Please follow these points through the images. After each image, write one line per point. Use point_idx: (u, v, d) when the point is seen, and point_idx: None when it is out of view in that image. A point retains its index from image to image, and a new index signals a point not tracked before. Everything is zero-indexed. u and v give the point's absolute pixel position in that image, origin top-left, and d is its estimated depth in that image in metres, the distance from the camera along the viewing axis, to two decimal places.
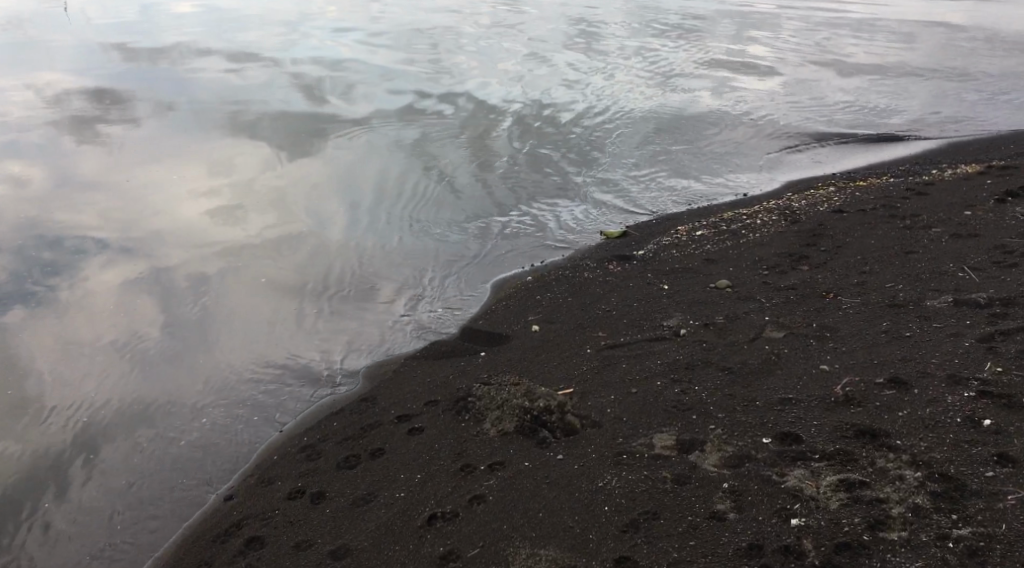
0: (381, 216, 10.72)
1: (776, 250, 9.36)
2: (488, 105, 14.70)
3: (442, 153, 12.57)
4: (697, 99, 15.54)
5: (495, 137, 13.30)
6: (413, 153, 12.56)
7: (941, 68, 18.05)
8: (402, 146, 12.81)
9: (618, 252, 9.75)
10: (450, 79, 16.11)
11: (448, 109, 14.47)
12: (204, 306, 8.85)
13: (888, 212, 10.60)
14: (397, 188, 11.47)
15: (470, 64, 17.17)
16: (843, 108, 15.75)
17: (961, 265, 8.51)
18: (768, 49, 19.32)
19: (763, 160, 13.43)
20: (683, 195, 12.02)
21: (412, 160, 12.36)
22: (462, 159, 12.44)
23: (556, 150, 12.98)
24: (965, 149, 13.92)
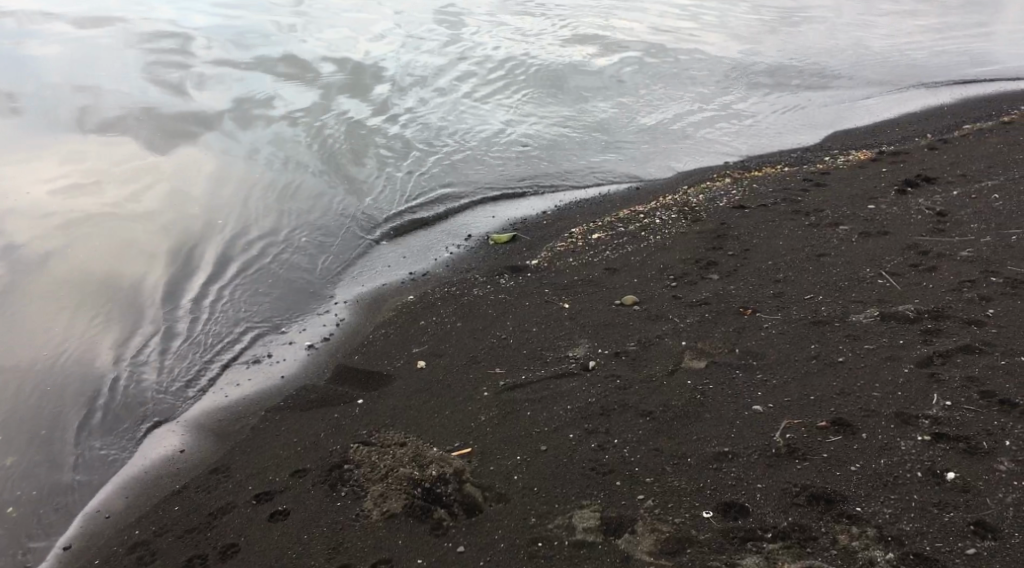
0: (240, 229, 9.43)
1: (681, 255, 8.56)
2: (356, 94, 13.42)
3: (307, 157, 11.29)
4: (579, 82, 14.66)
5: (367, 132, 12.07)
6: (276, 156, 11.26)
7: (820, 45, 17.75)
8: (265, 147, 11.51)
9: (509, 261, 8.77)
10: (315, 63, 14.67)
11: (312, 100, 13.12)
12: (38, 338, 7.64)
13: (790, 206, 9.98)
14: (259, 198, 10.17)
15: (334, 43, 15.73)
16: (729, 87, 15.15)
17: (877, 269, 7.91)
18: (650, 22, 18.58)
19: (654, 146, 12.68)
20: (574, 191, 11.16)
21: (274, 163, 11.06)
22: (330, 161, 11.21)
23: (435, 147, 11.89)
24: (854, 135, 13.58)
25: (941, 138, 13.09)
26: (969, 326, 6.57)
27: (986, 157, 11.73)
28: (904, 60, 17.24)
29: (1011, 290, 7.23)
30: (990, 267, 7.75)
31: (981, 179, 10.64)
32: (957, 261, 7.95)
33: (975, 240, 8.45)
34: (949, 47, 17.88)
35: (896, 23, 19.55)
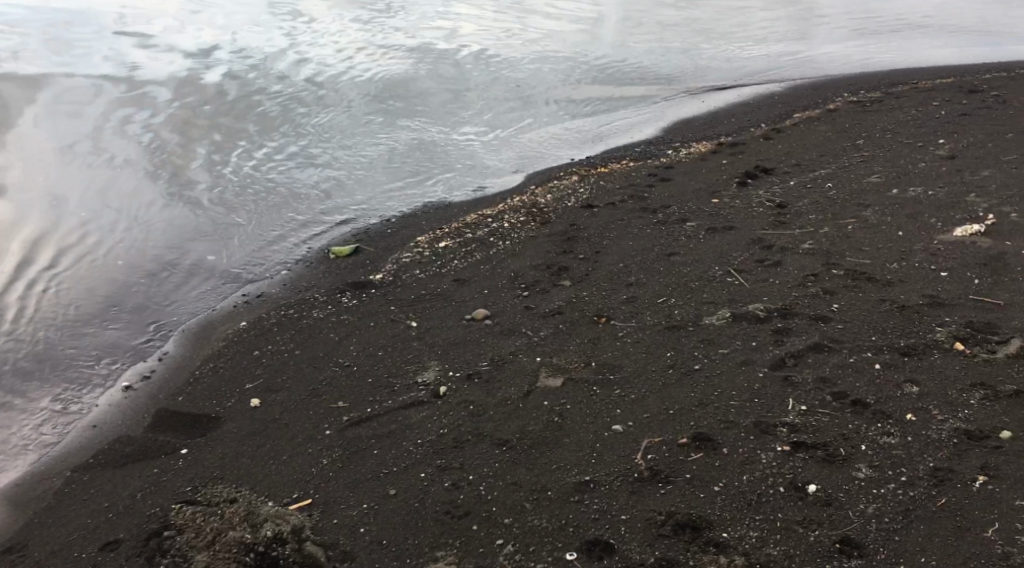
0: (41, 274, 8.54)
1: (531, 262, 8.30)
2: (179, 105, 12.55)
3: (127, 182, 10.45)
4: (420, 81, 14.23)
5: (194, 148, 11.29)
6: (90, 183, 10.41)
7: (658, 39, 17.99)
8: (79, 174, 10.64)
9: (351, 277, 8.26)
10: (135, 71, 13.64)
11: (133, 115, 12.20)
12: None
13: (637, 204, 9.89)
14: (72, 232, 9.34)
15: (155, 48, 14.68)
16: (571, 83, 15.09)
17: (726, 266, 7.87)
18: (490, 18, 18.34)
19: (498, 146, 12.39)
20: (417, 195, 10.70)
21: (88, 191, 10.20)
22: (152, 185, 10.41)
23: (268, 158, 11.20)
24: (694, 127, 13.71)
25: (775, 127, 13.37)
26: (817, 322, 6.55)
27: (819, 146, 12.02)
28: (737, 53, 17.67)
29: (852, 282, 7.29)
30: (831, 260, 7.82)
31: (817, 168, 10.87)
32: (800, 254, 8.00)
33: (815, 232, 8.55)
34: (778, 41, 18.48)
35: (728, 16, 20.06)
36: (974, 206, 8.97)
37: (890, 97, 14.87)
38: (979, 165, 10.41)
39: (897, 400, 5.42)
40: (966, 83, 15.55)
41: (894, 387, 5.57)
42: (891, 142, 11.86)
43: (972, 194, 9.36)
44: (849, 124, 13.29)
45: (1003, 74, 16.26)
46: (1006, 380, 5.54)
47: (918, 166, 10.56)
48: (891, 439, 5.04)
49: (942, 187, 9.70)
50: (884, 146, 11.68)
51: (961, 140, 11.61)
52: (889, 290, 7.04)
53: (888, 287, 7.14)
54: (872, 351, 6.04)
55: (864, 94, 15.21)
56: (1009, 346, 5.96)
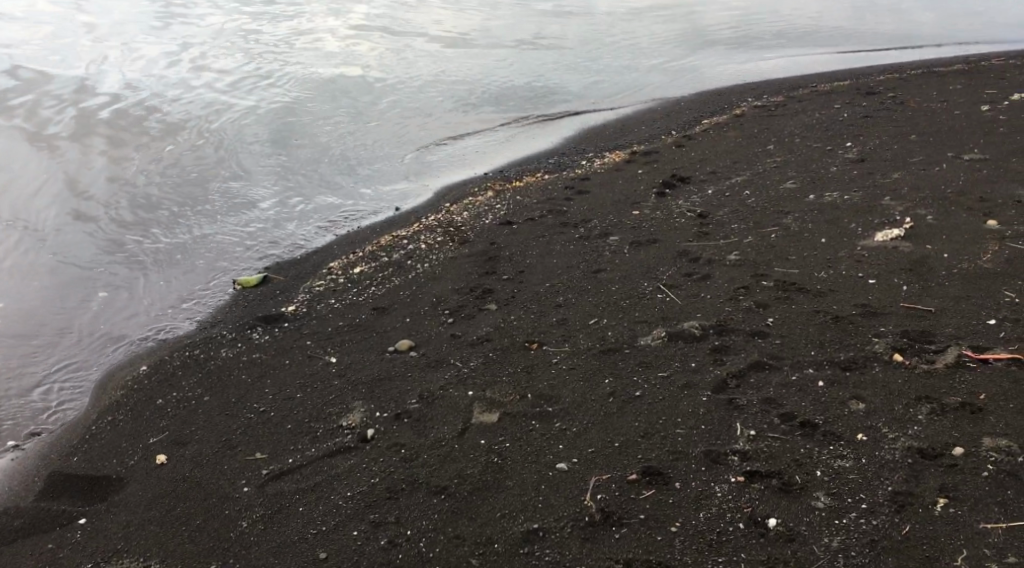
0: None
1: (454, 286, 7.99)
2: (64, 142, 11.83)
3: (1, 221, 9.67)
4: (325, 105, 13.79)
5: (81, 182, 10.59)
6: None
7: (563, 50, 17.89)
8: None
9: (261, 311, 7.76)
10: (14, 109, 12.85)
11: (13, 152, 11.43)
12: None
13: (557, 218, 9.64)
14: None
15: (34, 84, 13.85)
16: (480, 99, 14.83)
17: (655, 282, 7.66)
18: (389, 38, 17.96)
19: (409, 167, 12.03)
20: (327, 219, 10.23)
21: None
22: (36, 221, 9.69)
23: (160, 185, 10.56)
24: (606, 136, 13.57)
25: (685, 134, 13.33)
26: (754, 339, 6.38)
27: (731, 152, 12.00)
28: (642, 61, 17.70)
29: (784, 294, 7.15)
30: (759, 271, 7.69)
31: (732, 175, 10.80)
32: (728, 267, 7.84)
33: (739, 242, 8.42)
34: (681, 49, 18.61)
35: (630, 27, 20.13)
36: (891, 209, 8.97)
37: (793, 101, 15.06)
38: (889, 167, 10.48)
39: (845, 420, 5.25)
40: (864, 86, 15.85)
41: (840, 405, 5.40)
42: (801, 146, 11.90)
43: (887, 197, 9.38)
44: (758, 129, 13.35)
45: (897, 76, 16.66)
46: (951, 392, 5.41)
47: (830, 170, 10.58)
48: (845, 463, 4.86)
49: (857, 190, 9.70)
50: (794, 151, 11.71)
51: (868, 143, 11.73)
52: (821, 300, 6.92)
53: (819, 296, 7.02)
54: (813, 367, 5.88)
55: (768, 99, 15.35)
56: (948, 354, 5.85)
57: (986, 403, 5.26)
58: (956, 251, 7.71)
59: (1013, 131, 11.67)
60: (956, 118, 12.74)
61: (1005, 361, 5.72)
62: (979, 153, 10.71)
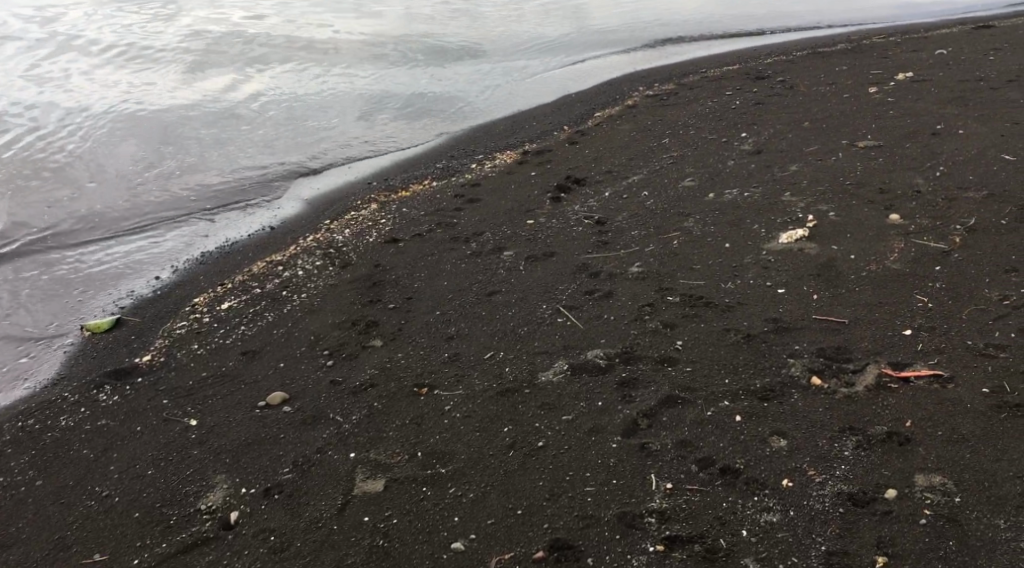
0: None
1: (334, 318, 7.29)
2: None
3: None
4: (193, 125, 12.87)
5: None
6: None
7: (448, 46, 17.20)
8: None
9: (109, 367, 6.94)
10: None
11: None
12: None
13: (447, 232, 8.97)
14: None
15: None
16: (361, 103, 14.03)
17: (553, 302, 7.10)
18: (262, 40, 16.94)
19: (285, 184, 11.21)
20: (191, 252, 9.47)
21: None
22: None
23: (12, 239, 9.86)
24: (495, 135, 12.95)
25: (577, 129, 12.81)
26: (663, 368, 5.88)
27: (626, 148, 11.52)
28: (530, 56, 17.17)
29: (690, 310, 6.66)
30: (663, 284, 7.20)
31: (627, 174, 10.31)
32: (629, 281, 7.32)
33: (639, 250, 7.93)
34: (568, 40, 18.14)
35: (517, 19, 19.57)
36: (792, 206, 8.61)
37: (685, 89, 14.74)
38: (786, 158, 10.15)
39: (768, 462, 4.83)
40: (753, 71, 15.62)
41: (760, 443, 4.94)
42: (696, 139, 11.51)
43: (786, 192, 9.03)
44: (651, 120, 12.94)
45: (784, 58, 16.56)
46: (876, 419, 4.99)
47: (727, 165, 10.20)
48: (772, 518, 4.58)
49: (756, 186, 9.32)
50: (689, 144, 11.32)
51: (763, 132, 11.41)
52: (731, 316, 6.47)
53: (728, 311, 6.56)
54: (729, 400, 5.38)
55: (658, 87, 14.98)
56: (868, 375, 5.43)
57: (913, 431, 4.86)
58: (864, 249, 7.34)
59: (904, 113, 11.52)
60: (846, 102, 12.58)
61: (927, 378, 5.31)
62: (874, 139, 10.47)
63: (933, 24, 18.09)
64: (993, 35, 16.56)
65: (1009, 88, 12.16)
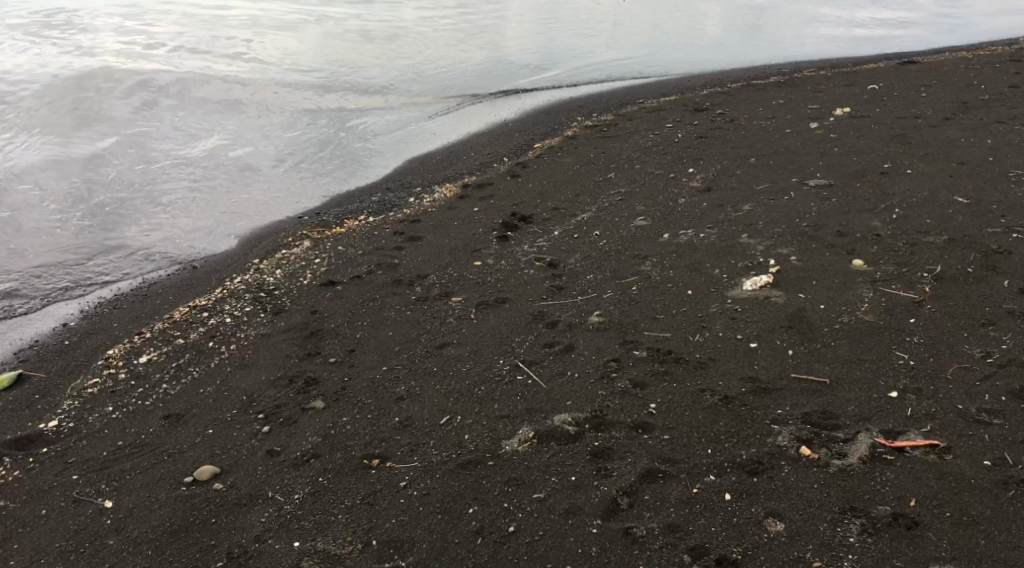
0: None
1: (269, 374, 6.63)
2: None
3: None
4: (105, 157, 11.99)
5: None
6: None
7: (377, 74, 16.61)
8: None
9: (6, 436, 6.14)
10: None
11: None
12: None
13: (388, 275, 8.37)
14: None
15: None
16: (290, 134, 13.34)
17: (511, 357, 6.57)
18: (179, 68, 16.10)
19: (208, 220, 10.45)
20: (102, 295, 8.69)
21: None
22: None
23: None
24: (433, 167, 12.40)
25: (518, 161, 12.37)
26: (637, 434, 5.42)
27: (571, 182, 11.10)
28: (463, 81, 16.69)
29: (659, 367, 6.22)
30: (627, 336, 6.73)
31: (576, 211, 9.87)
32: (590, 332, 6.84)
33: (597, 297, 7.48)
34: (502, 66, 17.71)
35: (448, 41, 19.06)
36: (751, 249, 8.28)
37: (625, 120, 14.45)
38: (738, 197, 9.85)
39: (767, 552, 4.61)
40: (690, 103, 15.45)
41: (756, 527, 4.72)
42: (642, 174, 11.15)
43: (744, 233, 8.71)
44: (593, 153, 12.58)
45: (720, 89, 16.47)
46: (878, 498, 4.77)
47: (678, 203, 9.85)
48: None
49: (711, 227, 8.98)
50: (637, 178, 10.96)
51: (709, 168, 11.13)
52: (704, 375, 6.04)
53: (700, 369, 6.13)
54: (713, 475, 5.02)
55: (597, 118, 14.67)
56: (860, 445, 5.08)
57: (918, 512, 4.67)
58: (832, 297, 7.02)
59: (848, 150, 11.41)
60: (788, 137, 12.44)
61: (922, 448, 5.00)
62: (823, 177, 10.26)
63: (864, 59, 18.34)
64: (920, 70, 16.79)
65: (947, 126, 12.17)
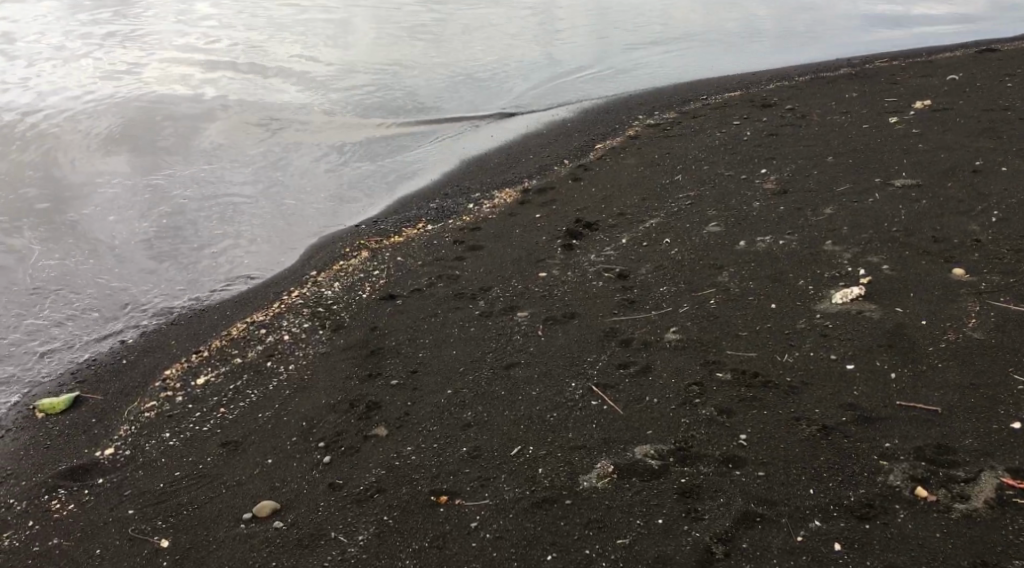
0: None
1: (328, 396, 6.26)
2: None
3: None
4: (162, 165, 11.78)
5: None
6: None
7: (432, 74, 16.22)
8: None
9: (60, 467, 5.86)
10: None
11: None
12: None
13: (450, 287, 7.97)
14: None
15: None
16: (345, 139, 13.03)
17: (584, 379, 6.11)
18: (234, 73, 15.91)
19: (265, 230, 10.17)
20: (158, 312, 8.44)
21: None
22: None
23: None
24: (491, 170, 11.98)
25: (581, 163, 11.90)
26: (729, 468, 4.96)
27: (637, 185, 10.58)
28: (519, 80, 16.23)
29: (747, 392, 5.70)
30: (709, 357, 6.21)
31: (644, 217, 9.35)
32: (668, 352, 6.34)
33: (673, 312, 6.97)
34: (558, 64, 17.23)
35: (503, 39, 18.61)
36: (837, 258, 7.70)
37: (689, 117, 13.87)
38: (818, 200, 9.24)
39: None
40: (757, 98, 14.80)
41: None
42: (712, 175, 10.58)
43: (828, 239, 8.11)
44: (658, 153, 12.04)
45: (788, 83, 15.78)
46: (1011, 551, 4.30)
47: (754, 207, 9.27)
48: None
49: (791, 232, 8.39)
50: (707, 181, 10.39)
51: (784, 169, 10.50)
52: (798, 401, 5.51)
53: (794, 394, 5.59)
54: (820, 519, 4.60)
55: (661, 116, 14.12)
56: (983, 486, 4.59)
57: None
58: (934, 311, 6.43)
59: (934, 146, 10.71)
60: (866, 133, 11.75)
61: None
62: (910, 177, 9.59)
63: (936, 49, 17.51)
64: (1001, 58, 15.92)
65: None
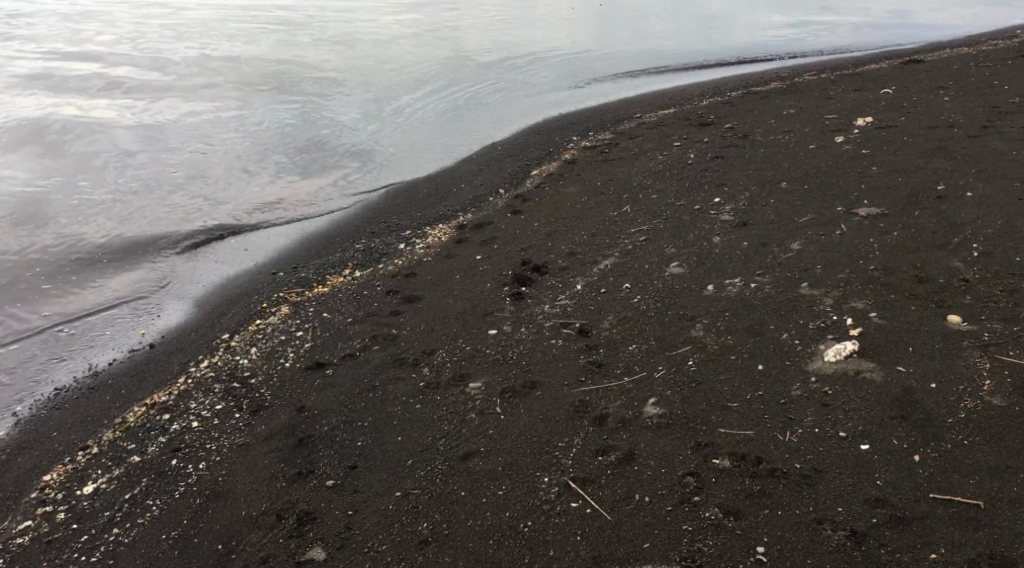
0: None
1: (252, 505, 5.37)
2: None
3: None
4: (51, 220, 10.56)
5: None
6: None
7: (347, 98, 15.13)
8: None
9: None
10: None
11: None
12: None
13: (386, 350, 6.91)
14: None
15: None
16: (257, 175, 11.87)
17: (555, 472, 5.30)
18: (130, 105, 14.57)
19: (170, 286, 9.04)
20: (38, 395, 7.28)
21: None
22: None
23: None
24: (420, 204, 10.97)
25: (515, 193, 10.95)
26: None
27: (582, 218, 9.72)
28: (439, 103, 15.28)
29: (752, 485, 5.03)
30: (698, 438, 5.39)
31: (597, 256, 8.49)
32: (651, 433, 5.48)
33: (648, 380, 5.95)
34: (480, 86, 16.35)
35: (419, 62, 17.66)
36: (819, 303, 6.97)
37: (624, 139, 13.12)
38: (781, 232, 8.47)
39: None
40: (692, 116, 14.16)
41: None
42: (662, 205, 9.78)
43: (805, 280, 7.36)
44: (598, 179, 11.24)
45: (720, 99, 15.23)
46: None
47: (714, 242, 8.49)
48: None
49: (762, 273, 7.59)
50: (658, 212, 9.60)
51: (738, 197, 9.76)
52: (815, 496, 4.90)
53: (808, 486, 4.96)
54: None
55: (595, 137, 13.34)
56: None
57: None
58: (941, 371, 5.53)
59: (889, 168, 10.14)
60: (814, 155, 11.17)
61: None
62: (873, 204, 8.99)
63: (862, 61, 17.25)
64: (930, 69, 15.68)
65: (988, 135, 10.98)
